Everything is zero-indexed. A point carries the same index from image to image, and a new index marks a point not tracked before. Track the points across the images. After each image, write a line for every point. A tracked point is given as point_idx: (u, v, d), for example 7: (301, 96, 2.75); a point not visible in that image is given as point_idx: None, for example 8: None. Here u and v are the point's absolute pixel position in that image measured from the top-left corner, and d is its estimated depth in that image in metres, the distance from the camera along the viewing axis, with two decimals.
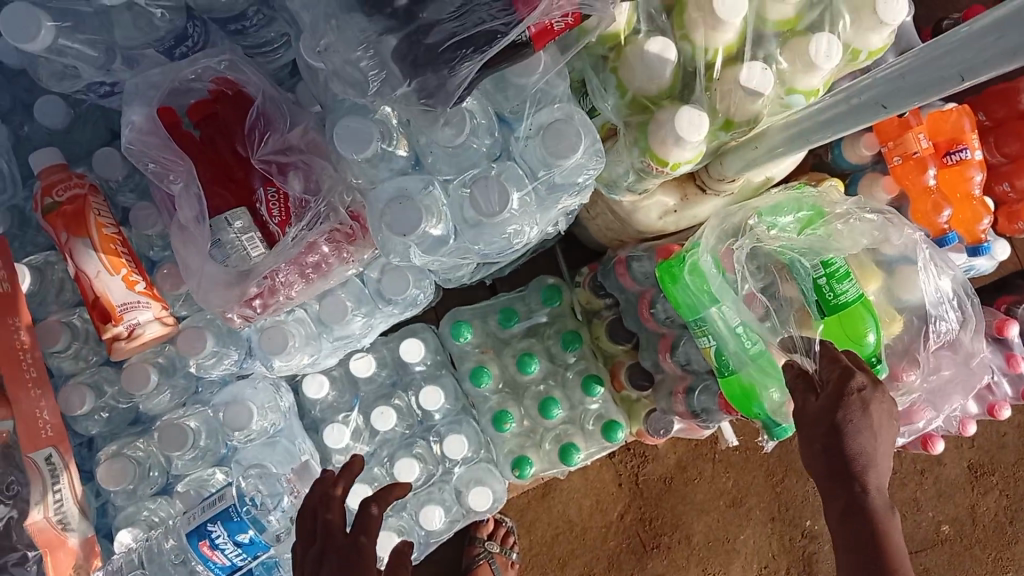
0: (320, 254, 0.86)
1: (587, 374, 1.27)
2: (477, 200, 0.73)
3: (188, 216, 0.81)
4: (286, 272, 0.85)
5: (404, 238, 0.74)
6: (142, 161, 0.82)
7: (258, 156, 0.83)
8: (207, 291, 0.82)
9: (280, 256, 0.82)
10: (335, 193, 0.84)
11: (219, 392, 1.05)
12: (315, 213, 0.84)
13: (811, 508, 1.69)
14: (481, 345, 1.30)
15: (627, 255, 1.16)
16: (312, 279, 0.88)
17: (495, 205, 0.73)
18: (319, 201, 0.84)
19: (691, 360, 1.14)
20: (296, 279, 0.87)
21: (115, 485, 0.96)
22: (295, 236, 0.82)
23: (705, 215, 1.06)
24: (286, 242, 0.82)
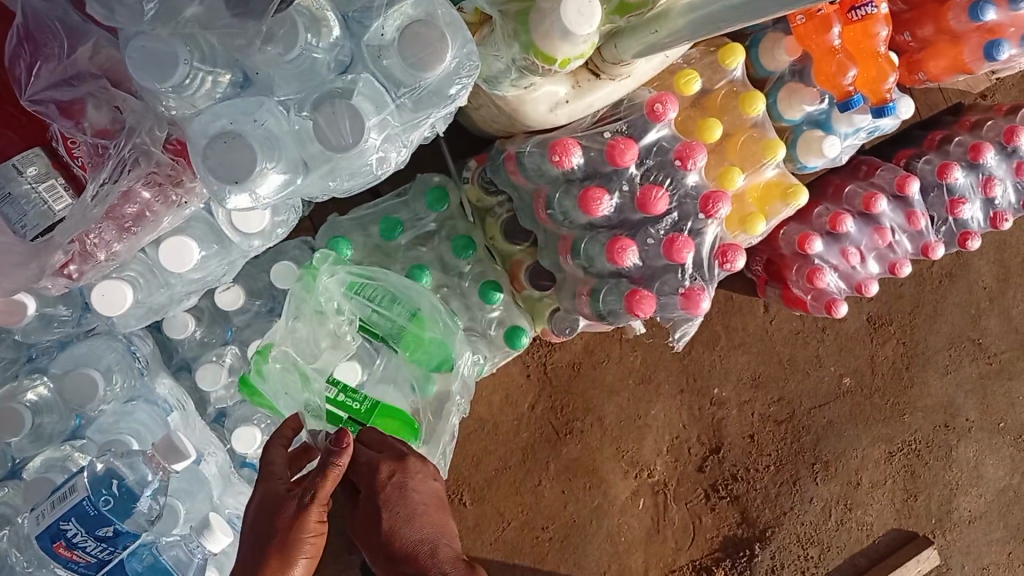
0: (140, 203, 0.74)
1: (485, 280, 1.17)
2: (324, 132, 0.61)
3: None
4: (100, 231, 0.74)
5: (236, 186, 0.60)
6: None
7: (27, 96, 0.70)
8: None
9: (81, 218, 0.70)
10: (144, 129, 0.72)
11: (60, 357, 0.90)
12: (120, 159, 0.71)
13: (718, 374, 1.67)
14: (364, 259, 1.17)
15: (516, 151, 1.04)
16: (134, 234, 0.76)
17: (348, 136, 0.61)
18: (121, 146, 0.72)
19: (594, 262, 1.03)
20: (114, 237, 0.75)
21: None
22: (100, 188, 0.71)
23: (605, 101, 0.93)
24: (87, 199, 0.70)
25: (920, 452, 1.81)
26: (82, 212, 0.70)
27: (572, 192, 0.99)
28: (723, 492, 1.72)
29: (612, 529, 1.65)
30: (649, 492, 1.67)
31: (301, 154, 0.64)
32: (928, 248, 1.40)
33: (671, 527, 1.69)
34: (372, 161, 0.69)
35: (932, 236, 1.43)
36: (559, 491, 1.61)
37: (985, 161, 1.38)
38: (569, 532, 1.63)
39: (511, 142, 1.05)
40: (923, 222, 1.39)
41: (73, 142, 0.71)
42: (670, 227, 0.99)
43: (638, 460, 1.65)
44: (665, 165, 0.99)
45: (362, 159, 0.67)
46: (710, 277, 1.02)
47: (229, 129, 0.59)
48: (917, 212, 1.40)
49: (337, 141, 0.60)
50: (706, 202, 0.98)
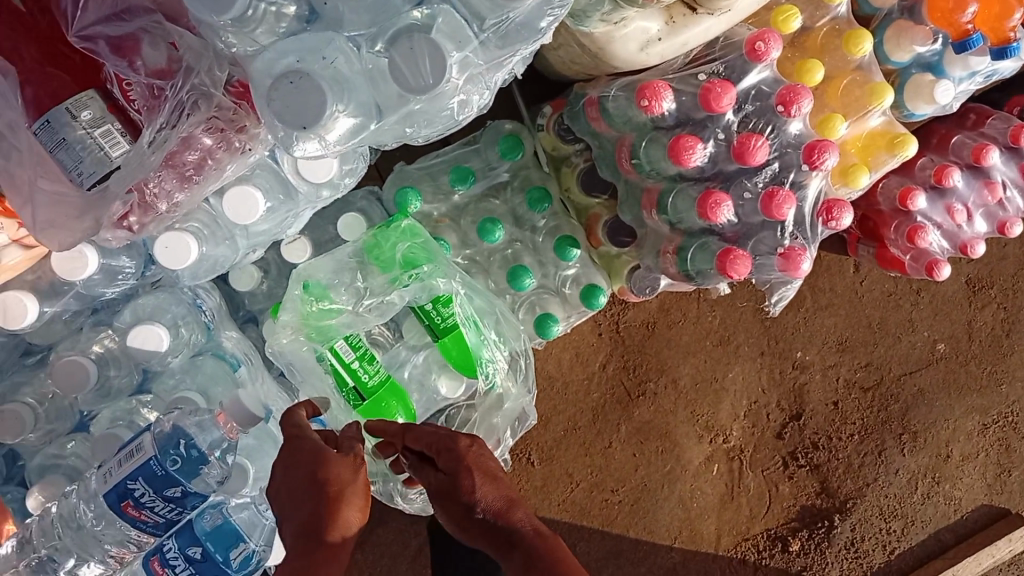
0: (200, 150, 0.69)
1: (561, 234, 1.10)
2: (401, 71, 0.54)
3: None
4: (160, 180, 0.69)
5: (304, 133, 0.54)
6: None
7: (76, 31, 0.64)
8: (49, 210, 0.66)
9: (138, 166, 0.65)
10: (203, 68, 0.65)
11: (124, 310, 0.87)
12: (176, 101, 0.65)
13: (802, 338, 1.58)
14: (434, 211, 1.12)
15: (598, 96, 0.96)
16: (197, 183, 0.71)
17: (428, 77, 0.54)
18: (179, 87, 0.65)
19: (681, 217, 0.95)
20: (175, 186, 0.70)
21: (12, 436, 0.81)
22: (157, 134, 0.65)
23: (701, 41, 0.84)
24: (143, 143, 0.65)
25: (1017, 425, 1.70)
26: (139, 163, 0.65)
27: (661, 141, 0.91)
28: (802, 460, 1.64)
29: (684, 494, 1.59)
30: (725, 458, 1.60)
31: (374, 97, 0.59)
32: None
33: (746, 494, 1.63)
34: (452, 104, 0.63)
35: None
36: (630, 454, 1.56)
37: None
38: (639, 496, 1.57)
39: (594, 86, 0.97)
40: None
41: (128, 85, 0.64)
42: (770, 179, 0.91)
43: (714, 425, 1.58)
44: (765, 112, 0.90)
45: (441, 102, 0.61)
46: (813, 236, 0.94)
47: (298, 69, 0.53)
48: None
49: (416, 82, 0.54)
50: (809, 152, 0.89)
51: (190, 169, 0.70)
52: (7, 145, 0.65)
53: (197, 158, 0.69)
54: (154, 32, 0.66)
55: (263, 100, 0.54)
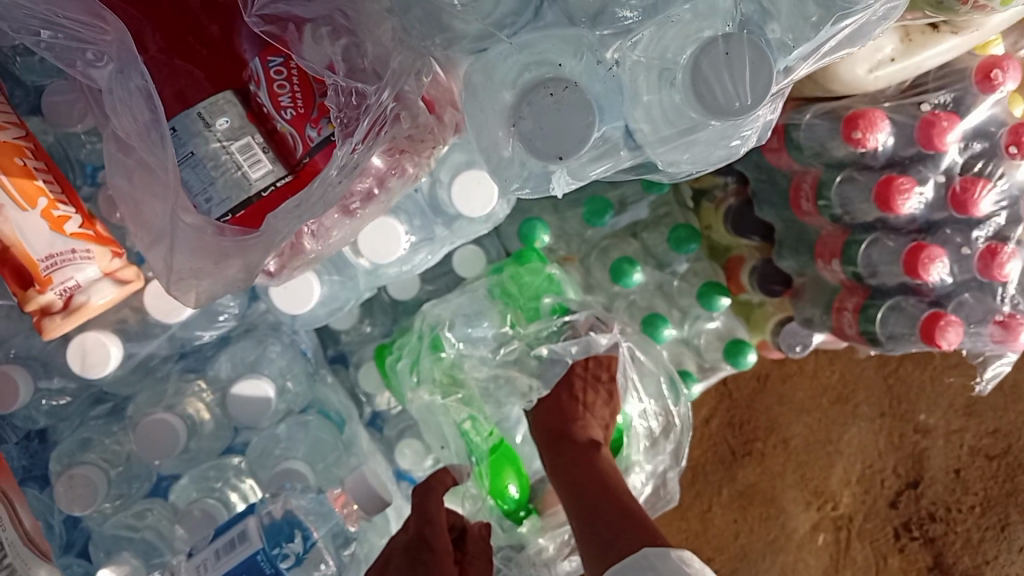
0: (371, 177, 0.54)
1: (705, 281, 0.95)
2: (705, 86, 0.46)
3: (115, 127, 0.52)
4: (324, 214, 0.54)
5: (561, 159, 0.46)
6: (27, 27, 0.52)
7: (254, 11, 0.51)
8: (189, 254, 0.51)
9: (321, 199, 0.49)
10: (410, 71, 0.51)
11: (220, 358, 0.73)
12: (376, 114, 0.51)
13: (927, 398, 1.39)
14: (558, 248, 0.97)
15: (783, 124, 0.81)
16: (359, 214, 0.56)
17: (720, 97, 0.46)
18: (381, 92, 0.51)
19: (876, 272, 0.80)
20: (337, 219, 0.56)
21: (82, 508, 0.66)
22: (349, 156, 0.50)
23: (939, 62, 0.70)
24: (330, 167, 0.49)
25: None
26: (323, 193, 0.49)
27: (862, 180, 0.76)
28: (915, 532, 1.40)
29: (786, 567, 1.40)
30: (831, 527, 1.41)
31: (639, 125, 0.50)
32: None
33: (851, 568, 1.41)
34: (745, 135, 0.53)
35: None
36: (731, 520, 1.39)
37: None
38: (736, 566, 1.40)
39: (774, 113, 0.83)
40: None
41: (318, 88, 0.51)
42: (992, 234, 0.77)
43: (823, 491, 1.40)
44: (991, 153, 0.76)
45: (723, 139, 0.51)
46: None
47: (559, 82, 0.46)
48: None
49: (727, 100, 0.45)
50: None
51: (356, 202, 0.55)
52: (135, 160, 0.51)
53: (363, 190, 0.54)
54: (333, 20, 0.52)
55: (508, 119, 0.47)
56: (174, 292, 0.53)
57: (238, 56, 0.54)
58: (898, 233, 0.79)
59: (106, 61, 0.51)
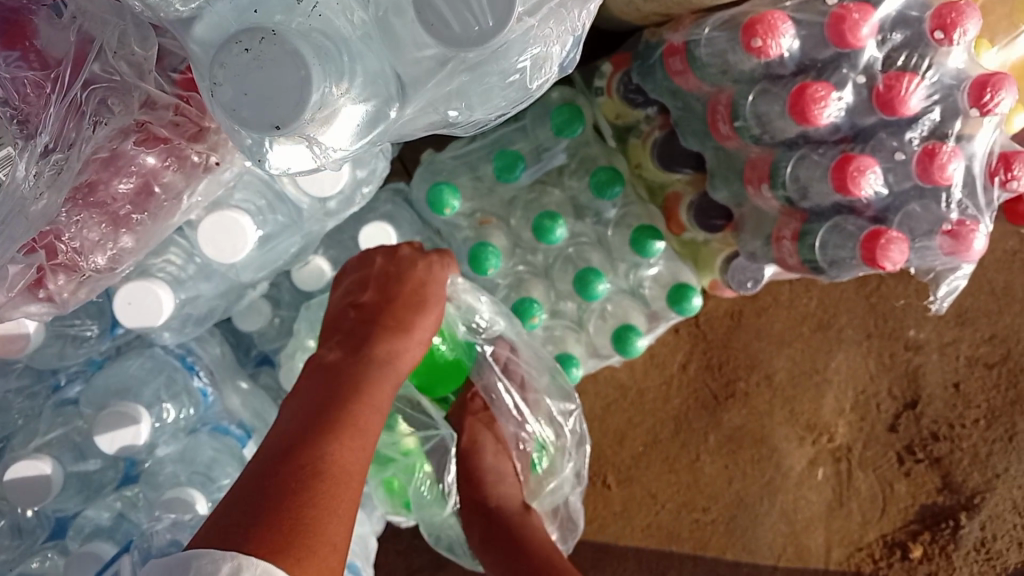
0: (140, 171, 0.51)
1: (638, 225, 0.88)
2: (435, 16, 0.40)
3: None
4: (86, 224, 0.51)
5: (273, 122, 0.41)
6: None
7: None
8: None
9: (21, 221, 0.49)
10: (111, 49, 0.49)
11: (95, 383, 0.67)
12: (68, 102, 0.49)
13: (915, 312, 1.31)
14: (476, 211, 0.90)
15: (684, 41, 0.72)
16: (137, 225, 0.53)
17: (453, 24, 0.40)
18: (65, 83, 0.50)
19: (809, 193, 0.72)
20: (106, 231, 0.52)
21: None
22: (43, 162, 0.50)
23: None
24: (23, 177, 0.49)
25: None
26: (21, 206, 0.50)
27: (775, 93, 0.68)
28: (919, 453, 1.33)
29: (786, 506, 1.34)
30: (830, 460, 1.34)
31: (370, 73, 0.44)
32: None
33: (857, 498, 1.34)
34: (523, 62, 0.48)
35: None
36: (722, 466, 1.33)
37: None
38: (734, 513, 1.33)
39: (675, 31, 0.74)
40: None
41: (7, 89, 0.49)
42: (930, 132, 0.69)
43: (816, 423, 1.33)
44: (915, 42, 0.67)
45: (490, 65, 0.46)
46: (988, 204, 0.71)
47: (247, 38, 0.40)
48: None
49: (465, 30, 0.40)
50: (977, 90, 0.66)
51: (126, 207, 0.52)
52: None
53: (133, 189, 0.51)
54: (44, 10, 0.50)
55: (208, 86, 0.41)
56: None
57: None
58: (825, 145, 0.71)
59: None
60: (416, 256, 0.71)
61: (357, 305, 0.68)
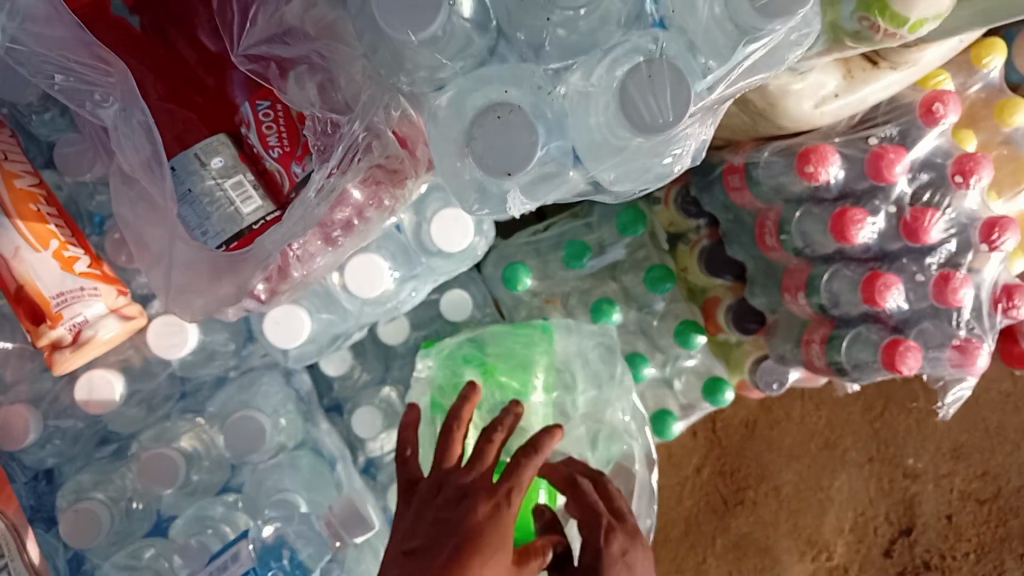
0: (350, 207, 0.61)
1: (682, 320, 0.99)
2: (634, 106, 0.49)
3: (134, 159, 0.57)
4: (305, 241, 0.62)
5: (520, 171, 0.50)
6: (48, 70, 0.59)
7: (240, 54, 0.58)
8: (186, 271, 0.58)
9: (301, 218, 0.56)
10: (379, 106, 0.57)
11: (221, 391, 0.78)
12: (351, 143, 0.57)
13: (913, 442, 1.40)
14: (542, 292, 1.02)
15: (745, 162, 0.87)
16: (339, 241, 0.64)
17: (646, 114, 0.49)
18: (354, 123, 0.57)
19: (840, 303, 0.84)
20: (318, 247, 0.63)
21: (82, 541, 0.69)
22: (326, 180, 0.57)
23: (880, 95, 0.75)
24: (309, 190, 0.57)
25: None
26: (304, 213, 0.56)
27: (817, 214, 0.82)
28: None
29: None
30: None
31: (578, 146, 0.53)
32: None
33: None
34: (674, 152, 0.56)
35: None
36: (726, 571, 1.39)
37: None
38: None
39: (736, 154, 0.89)
40: None
41: (266, 122, 0.60)
42: (945, 260, 0.81)
43: (817, 539, 1.40)
44: (938, 183, 0.81)
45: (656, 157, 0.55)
46: (991, 327, 0.83)
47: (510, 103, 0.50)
48: None
49: (656, 121, 0.49)
50: (986, 229, 0.79)
51: (335, 229, 0.63)
52: (137, 192, 0.59)
53: (346, 217, 0.62)
54: (313, 60, 0.58)
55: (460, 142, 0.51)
56: (174, 308, 0.60)
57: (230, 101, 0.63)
58: (856, 262, 0.83)
59: (111, 101, 0.58)
60: (485, 489, 0.63)
61: (409, 557, 0.60)
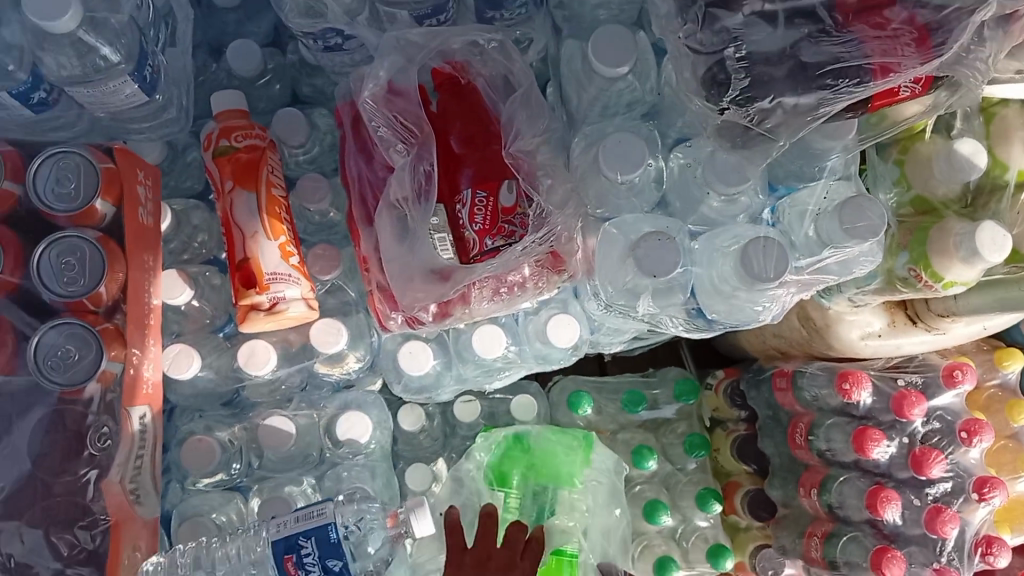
0: (521, 275, 0.72)
1: (705, 488, 1.13)
2: (749, 259, 0.61)
3: (402, 193, 0.70)
4: (481, 286, 0.72)
5: (648, 281, 0.63)
6: (371, 121, 0.71)
7: (506, 151, 0.68)
8: (414, 267, 0.69)
9: (503, 264, 0.68)
10: (566, 216, 0.69)
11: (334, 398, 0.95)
12: (548, 229, 0.68)
13: None
14: (594, 424, 1.18)
15: (792, 370, 1.05)
16: (503, 299, 0.73)
17: (754, 268, 0.61)
18: (561, 216, 0.69)
19: (843, 506, 0.99)
20: (487, 295, 0.73)
21: (195, 467, 0.86)
22: (534, 244, 0.68)
23: (915, 346, 0.93)
24: (515, 248, 0.67)
25: None
26: (504, 265, 0.68)
27: (843, 426, 0.98)
28: None
29: None
30: None
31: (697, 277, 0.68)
32: None
33: None
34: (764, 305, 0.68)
35: None
36: None
37: None
38: None
39: (787, 363, 1.08)
40: None
41: (475, 202, 0.67)
42: (941, 494, 0.95)
43: None
44: (948, 431, 0.96)
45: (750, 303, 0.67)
46: (966, 564, 0.94)
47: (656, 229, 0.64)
48: None
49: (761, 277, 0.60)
50: (980, 483, 0.93)
51: (506, 285, 0.72)
52: (396, 217, 0.71)
53: (521, 276, 0.72)
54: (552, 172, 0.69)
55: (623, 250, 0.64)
56: (381, 304, 0.76)
57: (457, 184, 0.68)
58: (865, 476, 0.98)
59: (404, 152, 0.71)
60: None
61: None
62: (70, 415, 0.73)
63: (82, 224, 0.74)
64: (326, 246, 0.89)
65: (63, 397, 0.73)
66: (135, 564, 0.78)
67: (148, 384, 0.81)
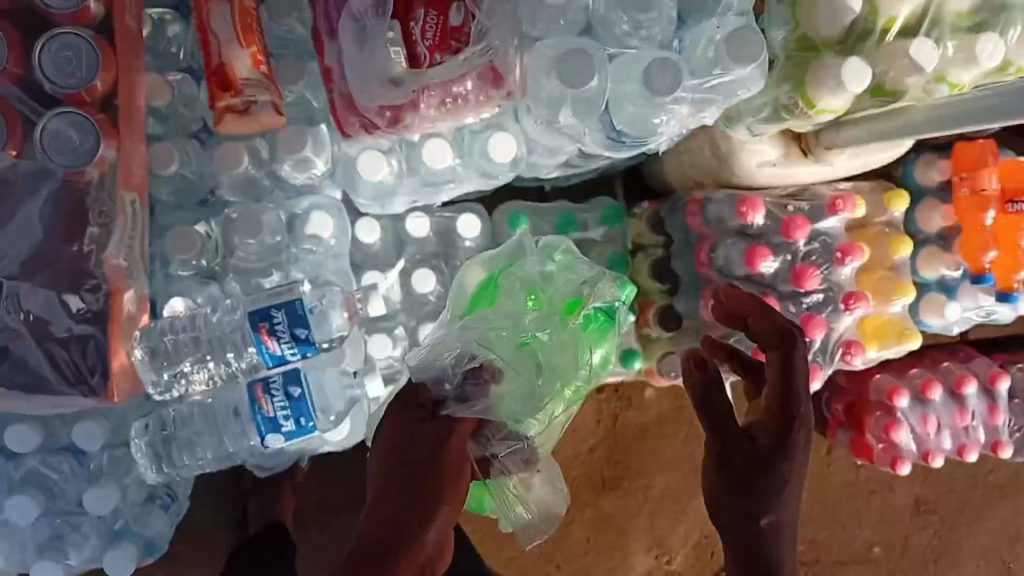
0: (463, 88, 0.81)
1: (623, 300, 1.31)
2: (651, 76, 0.75)
3: (363, 7, 0.80)
4: (430, 97, 0.81)
5: (569, 92, 0.77)
6: None
7: None
8: (364, 71, 0.79)
9: (449, 68, 0.80)
10: (501, 34, 0.80)
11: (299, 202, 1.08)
12: (488, 44, 0.80)
13: None
14: None
15: (703, 198, 1.20)
16: (447, 109, 0.82)
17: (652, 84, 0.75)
18: (497, 35, 0.80)
19: (735, 311, 1.16)
20: (434, 104, 0.82)
21: (179, 251, 0.98)
22: (476, 54, 0.80)
23: (806, 175, 1.08)
24: (461, 56, 0.80)
25: None
26: (448, 74, 0.80)
27: (740, 246, 1.15)
28: None
29: None
30: None
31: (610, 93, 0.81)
32: (893, 394, 1.48)
33: None
34: (662, 124, 0.82)
35: (935, 440, 1.51)
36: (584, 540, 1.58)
37: (998, 389, 1.52)
38: None
39: (699, 191, 1.23)
40: (961, 421, 1.50)
41: (422, 21, 0.82)
42: (813, 303, 1.15)
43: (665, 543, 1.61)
44: (826, 252, 1.14)
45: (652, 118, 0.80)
46: (829, 361, 1.17)
47: (573, 45, 0.76)
48: (931, 415, 1.49)
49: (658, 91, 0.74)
50: (847, 297, 1.13)
51: (451, 96, 0.82)
52: (355, 29, 0.80)
53: (465, 90, 0.81)
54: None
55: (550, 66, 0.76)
56: (342, 111, 0.86)
57: (410, 3, 0.82)
58: (756, 287, 1.16)
59: None
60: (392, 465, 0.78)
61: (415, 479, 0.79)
62: (73, 193, 0.86)
63: (80, 23, 0.85)
64: (293, 63, 0.99)
65: (68, 178, 0.85)
66: (128, 325, 0.93)
67: (138, 176, 0.92)
